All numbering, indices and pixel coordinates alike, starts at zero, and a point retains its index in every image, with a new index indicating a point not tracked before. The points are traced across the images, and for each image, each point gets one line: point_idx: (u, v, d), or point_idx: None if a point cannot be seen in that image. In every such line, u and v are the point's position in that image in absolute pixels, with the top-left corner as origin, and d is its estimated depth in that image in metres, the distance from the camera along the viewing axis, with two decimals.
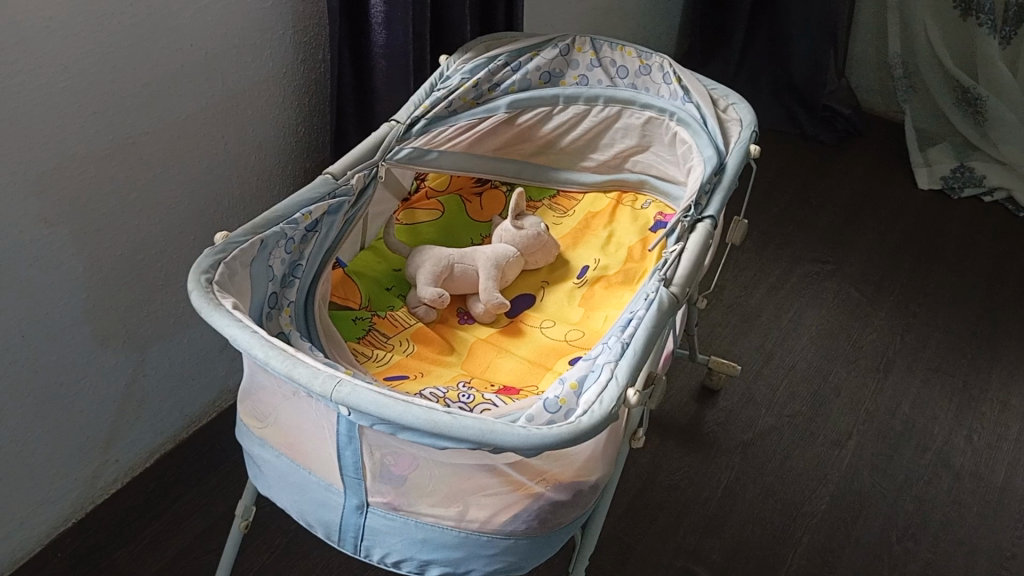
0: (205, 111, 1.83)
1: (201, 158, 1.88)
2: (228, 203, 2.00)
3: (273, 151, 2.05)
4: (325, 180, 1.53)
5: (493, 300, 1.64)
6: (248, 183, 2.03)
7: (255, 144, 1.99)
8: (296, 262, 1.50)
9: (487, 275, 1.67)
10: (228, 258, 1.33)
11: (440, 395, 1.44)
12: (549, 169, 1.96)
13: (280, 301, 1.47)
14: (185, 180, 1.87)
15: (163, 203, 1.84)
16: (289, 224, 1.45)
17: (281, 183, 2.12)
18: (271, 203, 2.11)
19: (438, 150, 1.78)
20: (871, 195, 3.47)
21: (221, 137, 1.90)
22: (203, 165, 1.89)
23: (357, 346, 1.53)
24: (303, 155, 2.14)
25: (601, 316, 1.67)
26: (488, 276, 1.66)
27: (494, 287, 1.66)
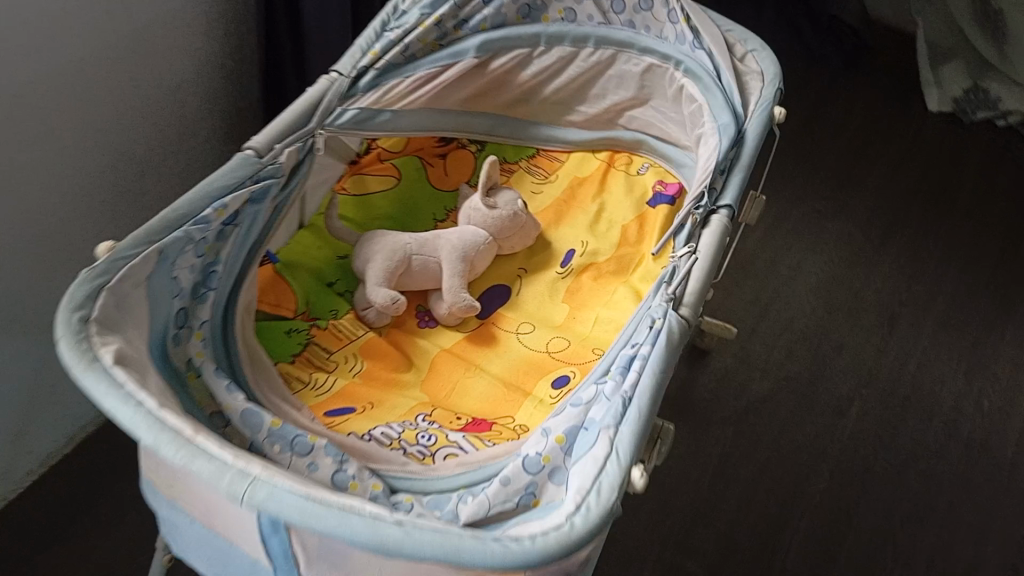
0: (117, 59, 1.46)
1: (119, 118, 1.52)
2: (147, 159, 1.64)
3: (194, 97, 1.70)
4: (243, 161, 1.21)
5: (463, 301, 1.35)
6: (170, 136, 1.68)
7: (175, 92, 1.64)
8: (210, 267, 1.20)
9: (454, 269, 1.37)
10: (111, 283, 1.03)
11: (393, 436, 1.18)
12: (527, 124, 1.64)
13: (191, 320, 1.17)
14: (93, 138, 1.48)
15: (70, 169, 1.46)
16: (196, 224, 1.14)
17: (207, 131, 1.78)
18: (195, 155, 1.77)
19: (393, 109, 1.44)
20: (878, 122, 3.18)
21: (138, 88, 1.54)
22: (122, 126, 1.54)
23: (292, 368, 1.25)
24: (229, 94, 1.80)
25: (589, 319, 1.38)
26: (456, 271, 1.37)
27: (460, 285, 1.37)
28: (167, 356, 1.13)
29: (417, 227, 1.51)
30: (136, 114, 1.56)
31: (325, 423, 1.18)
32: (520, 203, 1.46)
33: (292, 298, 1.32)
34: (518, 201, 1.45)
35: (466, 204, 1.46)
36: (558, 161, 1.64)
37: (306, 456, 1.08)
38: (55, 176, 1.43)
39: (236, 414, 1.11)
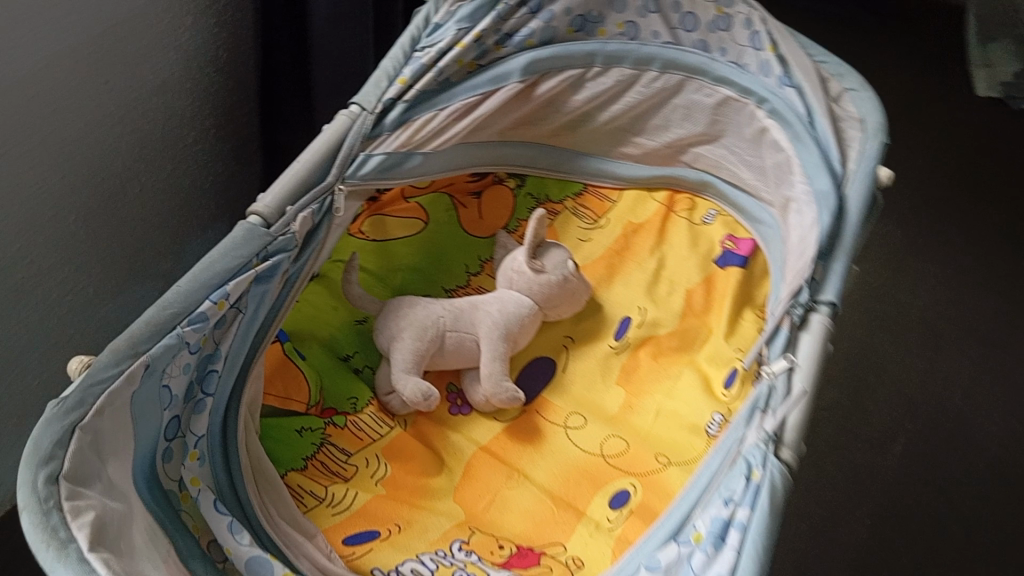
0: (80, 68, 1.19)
1: (95, 144, 1.27)
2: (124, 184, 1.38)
3: (178, 107, 1.45)
4: (247, 236, 0.98)
5: (505, 391, 1.15)
6: (154, 156, 1.43)
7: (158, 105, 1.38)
8: (208, 366, 0.98)
9: (496, 350, 1.15)
10: (87, 418, 0.82)
11: None
12: (572, 156, 1.40)
13: (185, 433, 0.97)
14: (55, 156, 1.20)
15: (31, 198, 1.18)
16: (192, 323, 0.92)
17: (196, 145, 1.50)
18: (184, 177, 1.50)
19: (423, 150, 1.20)
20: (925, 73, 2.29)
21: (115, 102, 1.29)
22: (100, 148, 1.29)
23: (304, 478, 1.05)
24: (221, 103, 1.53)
25: (649, 410, 1.20)
26: (498, 353, 1.15)
27: (503, 369, 1.15)
28: (155, 485, 0.93)
29: (444, 284, 1.29)
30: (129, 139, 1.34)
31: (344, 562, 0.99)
32: (571, 264, 1.24)
33: (304, 386, 1.11)
34: (570, 263, 1.24)
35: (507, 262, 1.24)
36: (609, 201, 1.42)
37: None
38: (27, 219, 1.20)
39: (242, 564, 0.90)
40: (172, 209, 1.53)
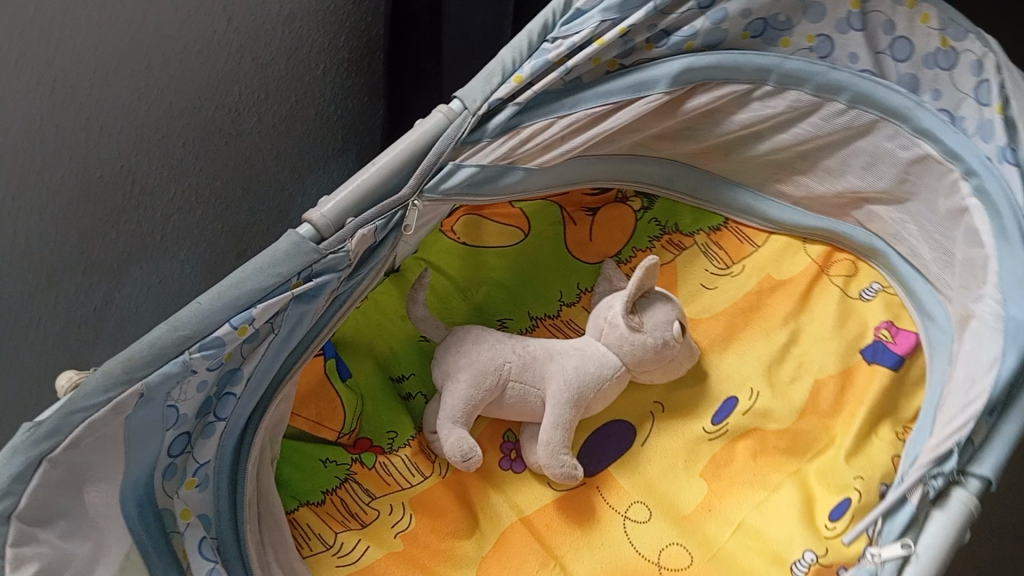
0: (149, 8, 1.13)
1: (188, 83, 1.20)
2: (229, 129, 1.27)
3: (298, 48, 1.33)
4: (291, 252, 0.84)
5: (563, 466, 0.99)
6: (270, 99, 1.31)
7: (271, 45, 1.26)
8: (226, 387, 0.88)
9: (562, 415, 0.98)
10: (58, 451, 0.73)
11: None
12: (718, 183, 1.17)
13: (190, 455, 0.88)
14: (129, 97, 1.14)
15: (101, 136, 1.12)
16: (203, 349, 0.81)
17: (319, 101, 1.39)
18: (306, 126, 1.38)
19: (528, 164, 0.99)
20: None
21: None
22: (199, 88, 1.21)
23: (316, 517, 0.96)
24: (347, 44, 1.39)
25: (728, 521, 1.01)
26: (564, 420, 0.98)
27: (565, 439, 0.99)
28: (147, 509, 0.85)
29: (531, 308, 1.12)
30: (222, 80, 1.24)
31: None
32: (678, 325, 1.03)
33: (339, 414, 1.00)
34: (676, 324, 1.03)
35: (603, 307, 1.04)
36: (750, 246, 1.18)
37: None
38: (129, 162, 1.15)
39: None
40: (303, 157, 1.40)
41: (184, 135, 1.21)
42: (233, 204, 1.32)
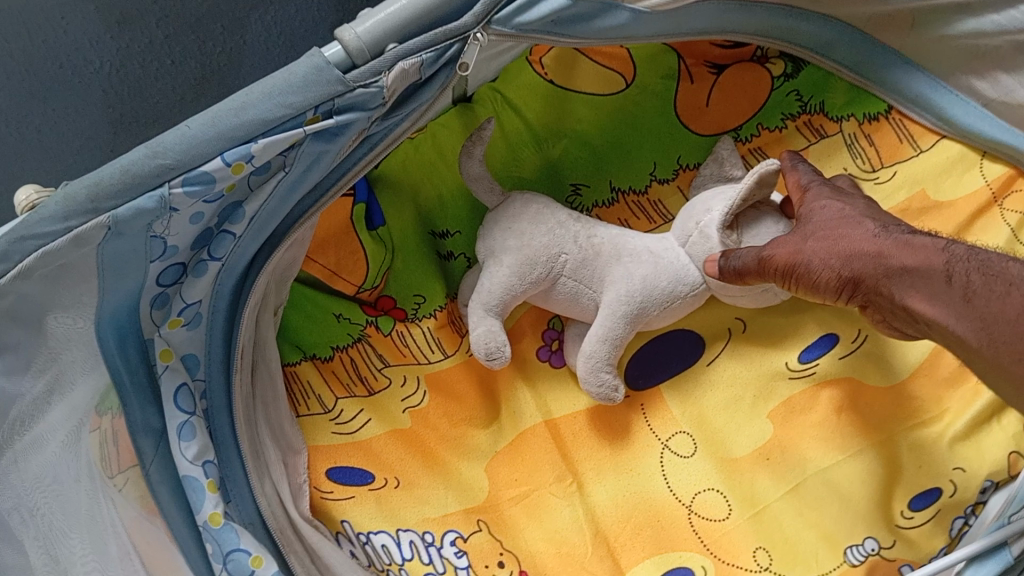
0: None
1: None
2: None
3: None
4: (308, 79, 0.66)
5: (601, 384, 0.84)
6: None
7: None
8: (225, 224, 0.75)
9: (612, 329, 0.82)
10: (4, 282, 0.64)
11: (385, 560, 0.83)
12: (890, 60, 0.90)
13: (180, 290, 0.77)
14: None
15: None
16: (186, 185, 0.67)
17: None
18: None
19: (638, 3, 0.75)
20: None
21: None
22: None
23: (318, 376, 0.87)
24: None
25: (784, 479, 0.86)
26: (615, 335, 0.83)
27: (612, 354, 0.84)
28: (129, 339, 0.75)
29: (614, 180, 0.94)
30: None
31: (309, 501, 0.83)
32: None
33: (359, 269, 0.89)
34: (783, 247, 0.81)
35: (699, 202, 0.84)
36: (911, 148, 0.93)
37: None
38: None
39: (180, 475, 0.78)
40: None
41: None
42: None
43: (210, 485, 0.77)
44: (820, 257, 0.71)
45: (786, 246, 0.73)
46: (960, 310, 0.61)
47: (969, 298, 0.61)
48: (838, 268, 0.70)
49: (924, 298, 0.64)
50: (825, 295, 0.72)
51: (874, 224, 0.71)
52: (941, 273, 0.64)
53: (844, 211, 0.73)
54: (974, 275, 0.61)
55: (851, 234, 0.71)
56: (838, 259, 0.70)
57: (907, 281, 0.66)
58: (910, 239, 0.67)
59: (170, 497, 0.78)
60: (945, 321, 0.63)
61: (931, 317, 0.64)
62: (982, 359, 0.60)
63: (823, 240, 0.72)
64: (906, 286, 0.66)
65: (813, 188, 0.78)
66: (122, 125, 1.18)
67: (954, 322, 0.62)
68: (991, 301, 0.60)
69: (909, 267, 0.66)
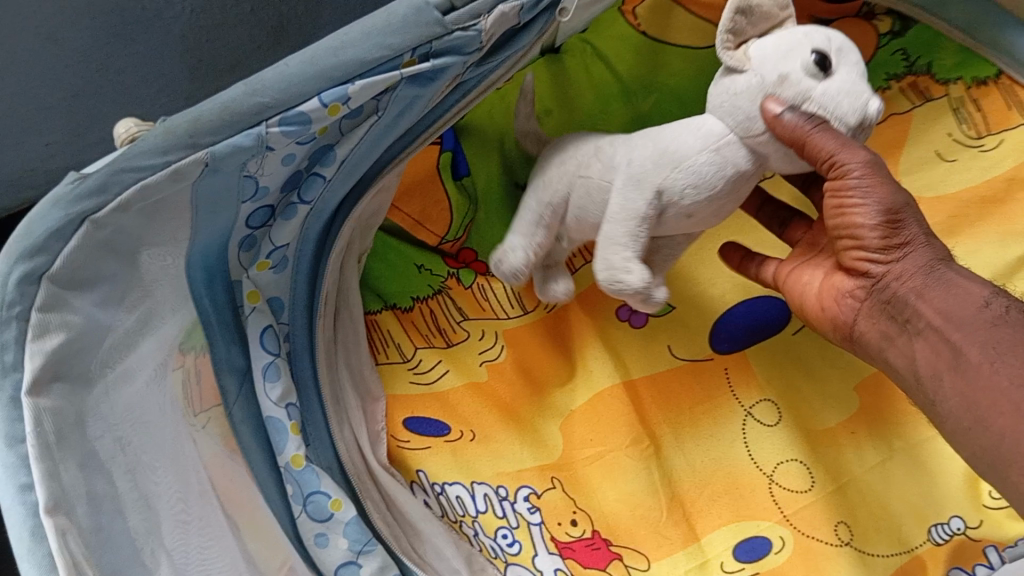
0: None
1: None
2: None
3: None
4: (408, 20, 0.65)
5: (613, 269, 0.69)
6: None
7: None
8: (316, 167, 0.74)
9: (627, 202, 0.67)
10: (105, 213, 0.62)
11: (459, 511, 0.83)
12: (1005, 22, 0.87)
13: (269, 233, 0.77)
14: None
15: None
16: (283, 124, 0.66)
17: None
18: None
19: None
20: None
21: None
22: None
23: (397, 326, 0.88)
24: None
25: (871, 453, 0.83)
26: (627, 210, 0.67)
27: (630, 232, 0.67)
28: (217, 277, 0.77)
29: None
30: None
31: (386, 450, 0.84)
32: (812, 57, 0.63)
33: (442, 221, 0.89)
34: (802, 54, 0.63)
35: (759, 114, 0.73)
36: (1021, 117, 0.88)
37: (319, 523, 0.78)
38: None
39: (263, 416, 0.80)
40: None
41: None
42: None
43: (292, 427, 0.79)
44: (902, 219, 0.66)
45: (885, 188, 0.65)
46: (975, 333, 0.62)
47: (997, 325, 0.61)
48: (911, 247, 0.67)
49: (946, 307, 0.64)
50: (858, 240, 0.68)
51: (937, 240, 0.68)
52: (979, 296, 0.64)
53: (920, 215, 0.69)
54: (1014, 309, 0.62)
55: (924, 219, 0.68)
56: (901, 235, 0.67)
57: (943, 292, 0.65)
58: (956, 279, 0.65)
59: (252, 436, 0.79)
60: (949, 333, 0.63)
61: (937, 322, 0.64)
62: (976, 373, 0.61)
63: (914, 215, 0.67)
64: (939, 293, 0.65)
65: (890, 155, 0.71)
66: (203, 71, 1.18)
67: (960, 337, 0.62)
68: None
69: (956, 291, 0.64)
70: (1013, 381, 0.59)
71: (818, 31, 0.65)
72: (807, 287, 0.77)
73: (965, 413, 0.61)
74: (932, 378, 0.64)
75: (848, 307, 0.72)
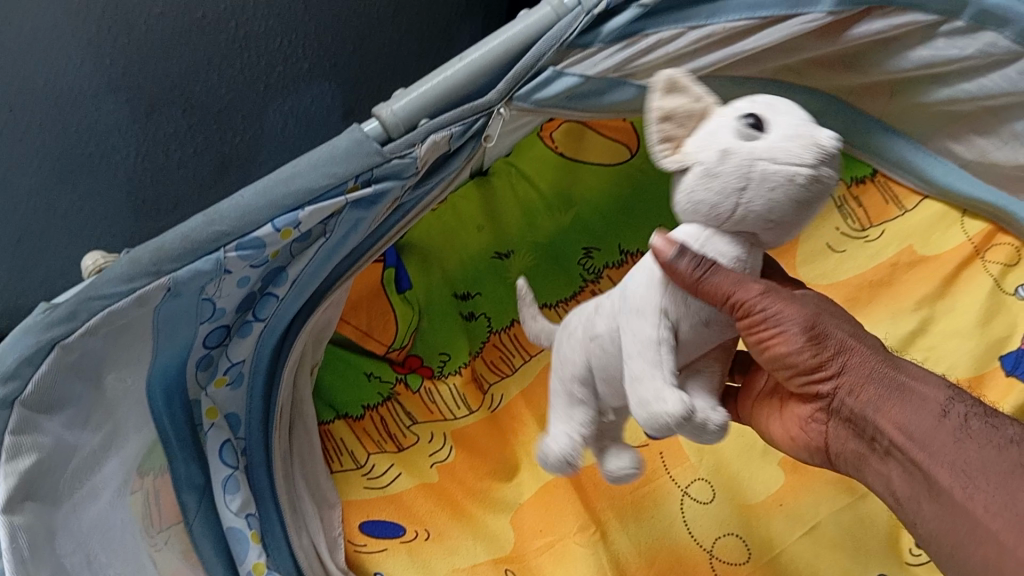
0: None
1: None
2: None
3: None
4: (350, 151, 0.73)
5: (641, 398, 0.56)
6: None
7: None
8: (269, 287, 0.81)
9: (636, 333, 0.58)
10: (74, 337, 0.68)
11: None
12: (874, 127, 0.98)
13: (225, 351, 0.83)
14: None
15: None
16: (239, 249, 0.72)
17: None
18: None
19: (643, 79, 0.83)
20: None
21: None
22: None
23: (350, 435, 0.92)
24: None
25: (800, 521, 0.89)
26: (643, 335, 0.58)
27: (648, 364, 0.57)
28: (175, 397, 0.81)
29: (623, 241, 1.01)
30: None
31: (344, 554, 0.87)
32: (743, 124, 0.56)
33: (389, 329, 0.96)
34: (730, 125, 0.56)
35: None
36: (897, 209, 1.02)
37: None
38: None
39: (223, 528, 0.82)
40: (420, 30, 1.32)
41: None
42: None
43: (253, 534, 0.82)
44: (828, 331, 0.63)
45: (793, 308, 0.61)
46: (940, 453, 0.60)
47: (963, 441, 0.60)
48: (846, 354, 0.63)
49: (906, 419, 0.61)
50: (792, 368, 0.64)
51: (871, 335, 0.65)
52: (933, 403, 0.61)
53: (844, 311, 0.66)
54: (971, 420, 0.61)
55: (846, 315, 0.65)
56: (834, 345, 0.63)
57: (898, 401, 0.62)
58: (904, 386, 0.63)
59: (212, 550, 0.82)
60: (912, 452, 0.60)
61: (894, 437, 0.61)
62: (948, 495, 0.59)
63: (836, 318, 0.63)
64: (893, 402, 0.62)
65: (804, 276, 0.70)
66: (147, 209, 1.24)
67: (927, 459, 0.60)
68: (985, 445, 0.59)
69: (906, 393, 0.62)
70: (989, 506, 0.56)
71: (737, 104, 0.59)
72: (768, 420, 0.73)
73: (945, 529, 0.59)
74: (909, 500, 0.62)
75: (815, 429, 0.68)
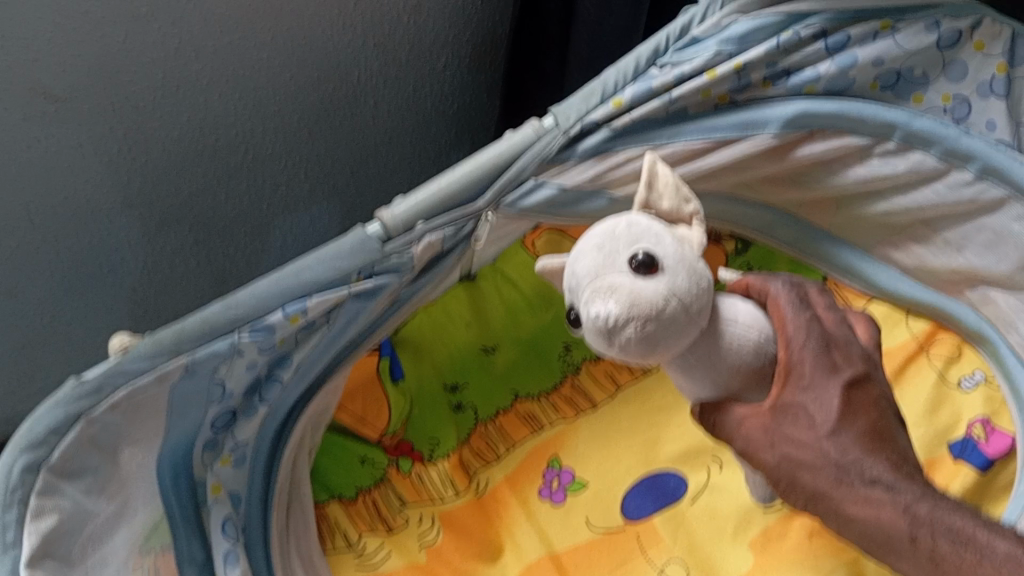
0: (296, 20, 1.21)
1: (313, 61, 1.25)
2: (347, 125, 1.34)
3: (428, 56, 1.36)
4: (355, 249, 0.81)
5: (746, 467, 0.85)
6: (390, 97, 1.36)
7: (396, 45, 1.31)
8: (274, 371, 0.87)
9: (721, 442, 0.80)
10: (97, 409, 0.74)
11: None
12: (822, 237, 1.11)
13: (231, 433, 0.88)
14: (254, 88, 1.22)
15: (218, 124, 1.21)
16: (253, 332, 0.80)
17: (437, 109, 1.43)
18: (420, 133, 1.43)
19: (614, 191, 0.94)
20: None
21: (345, 40, 1.26)
22: (319, 76, 1.27)
23: (344, 515, 1.00)
24: (475, 60, 1.41)
25: None
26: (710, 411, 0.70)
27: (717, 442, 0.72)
28: (181, 477, 0.86)
29: None
30: (344, 74, 1.29)
31: None
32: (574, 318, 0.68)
33: (381, 417, 1.04)
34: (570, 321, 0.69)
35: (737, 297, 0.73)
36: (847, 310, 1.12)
37: None
38: (249, 127, 1.24)
39: None
40: (414, 158, 1.45)
41: (300, 118, 1.28)
42: (341, 184, 1.38)
43: None
44: (793, 470, 0.64)
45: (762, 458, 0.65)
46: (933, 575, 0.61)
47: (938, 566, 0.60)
48: (819, 497, 0.64)
49: (893, 557, 0.63)
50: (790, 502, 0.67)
51: (841, 457, 0.63)
52: (904, 535, 0.61)
53: (811, 417, 0.64)
54: (940, 539, 0.61)
55: (807, 428, 0.64)
56: (805, 492, 0.64)
57: (875, 539, 0.63)
58: (875, 528, 0.62)
59: None
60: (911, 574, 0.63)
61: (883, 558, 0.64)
62: None
63: (794, 450, 0.63)
64: (872, 545, 0.64)
65: (798, 363, 0.65)
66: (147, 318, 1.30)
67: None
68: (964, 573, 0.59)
69: (871, 528, 0.62)
70: None
71: (568, 278, 0.69)
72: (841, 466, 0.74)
73: None
74: None
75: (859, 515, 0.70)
